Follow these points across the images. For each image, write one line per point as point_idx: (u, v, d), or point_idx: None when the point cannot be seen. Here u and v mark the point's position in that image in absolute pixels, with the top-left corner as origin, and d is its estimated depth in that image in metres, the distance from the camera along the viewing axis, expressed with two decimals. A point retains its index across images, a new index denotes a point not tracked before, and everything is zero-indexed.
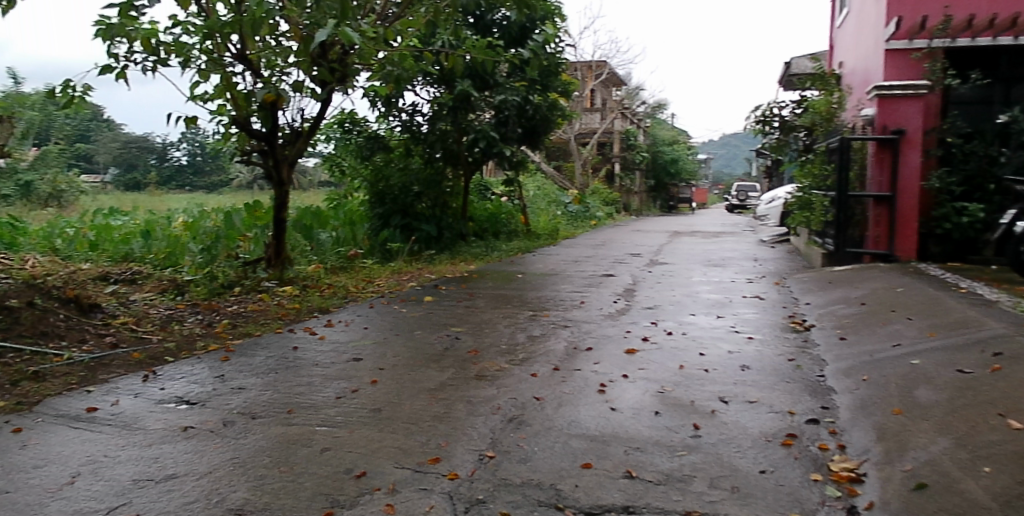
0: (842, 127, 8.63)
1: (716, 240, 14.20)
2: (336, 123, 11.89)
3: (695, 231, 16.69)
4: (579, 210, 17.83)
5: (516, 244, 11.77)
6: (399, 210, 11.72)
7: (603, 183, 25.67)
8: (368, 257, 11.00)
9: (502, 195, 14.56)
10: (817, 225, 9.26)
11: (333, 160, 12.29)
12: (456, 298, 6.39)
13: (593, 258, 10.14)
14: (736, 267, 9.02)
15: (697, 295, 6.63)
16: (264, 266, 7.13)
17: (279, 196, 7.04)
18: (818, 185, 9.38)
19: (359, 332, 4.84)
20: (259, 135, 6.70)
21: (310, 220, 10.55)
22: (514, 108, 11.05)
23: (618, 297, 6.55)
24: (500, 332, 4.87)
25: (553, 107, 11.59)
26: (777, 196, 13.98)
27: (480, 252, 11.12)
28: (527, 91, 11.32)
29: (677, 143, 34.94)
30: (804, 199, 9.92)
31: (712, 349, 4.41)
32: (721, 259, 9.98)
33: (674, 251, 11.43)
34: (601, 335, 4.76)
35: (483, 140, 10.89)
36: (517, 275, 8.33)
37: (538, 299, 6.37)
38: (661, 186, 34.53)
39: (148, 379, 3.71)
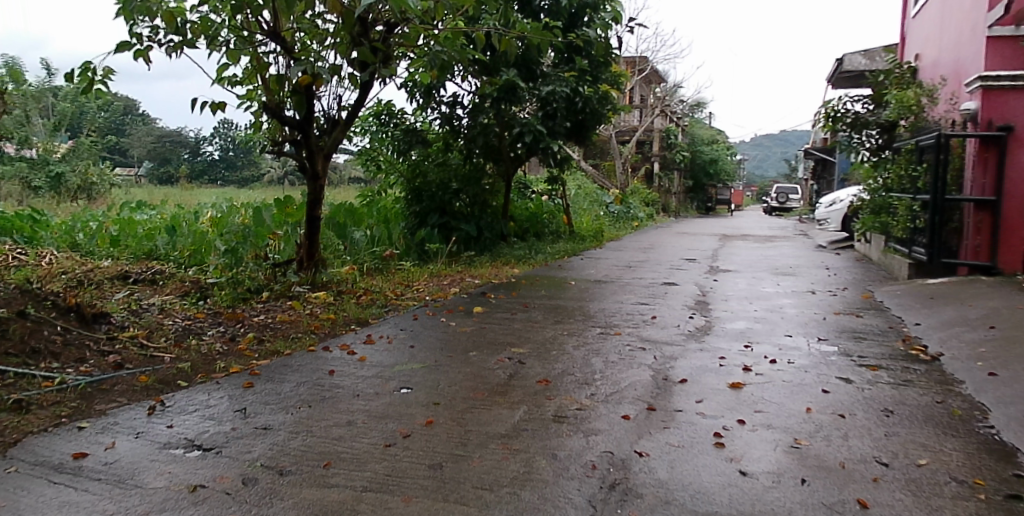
0: (933, 124, 7.58)
1: (771, 244, 13.29)
2: (372, 115, 11.33)
3: (745, 234, 15.81)
4: (621, 211, 17.04)
5: (561, 246, 11.03)
6: (437, 207, 11.11)
7: (643, 183, 24.84)
8: (404, 257, 10.37)
9: (544, 193, 13.83)
10: (898, 232, 8.05)
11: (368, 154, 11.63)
12: (509, 309, 5.64)
13: (647, 263, 9.35)
14: (807, 276, 8.16)
15: (781, 311, 5.80)
16: (295, 268, 6.46)
17: (313, 190, 6.35)
18: (897, 186, 8.20)
19: (405, 351, 4.13)
20: (293, 123, 6.00)
21: (344, 217, 9.95)
22: (562, 101, 10.33)
23: (690, 310, 5.76)
24: (569, 355, 4.13)
25: (604, 100, 10.82)
26: (839, 199, 12.83)
27: (523, 254, 10.47)
28: (577, 82, 10.55)
29: (716, 143, 33.90)
30: (882, 203, 8.98)
31: (835, 386, 3.59)
32: (788, 267, 9.12)
33: (732, 256, 10.58)
34: (694, 363, 3.98)
35: (529, 134, 10.15)
36: (569, 282, 7.58)
37: (601, 312, 5.61)
38: (700, 187, 33.59)
39: (154, 413, 3.05)
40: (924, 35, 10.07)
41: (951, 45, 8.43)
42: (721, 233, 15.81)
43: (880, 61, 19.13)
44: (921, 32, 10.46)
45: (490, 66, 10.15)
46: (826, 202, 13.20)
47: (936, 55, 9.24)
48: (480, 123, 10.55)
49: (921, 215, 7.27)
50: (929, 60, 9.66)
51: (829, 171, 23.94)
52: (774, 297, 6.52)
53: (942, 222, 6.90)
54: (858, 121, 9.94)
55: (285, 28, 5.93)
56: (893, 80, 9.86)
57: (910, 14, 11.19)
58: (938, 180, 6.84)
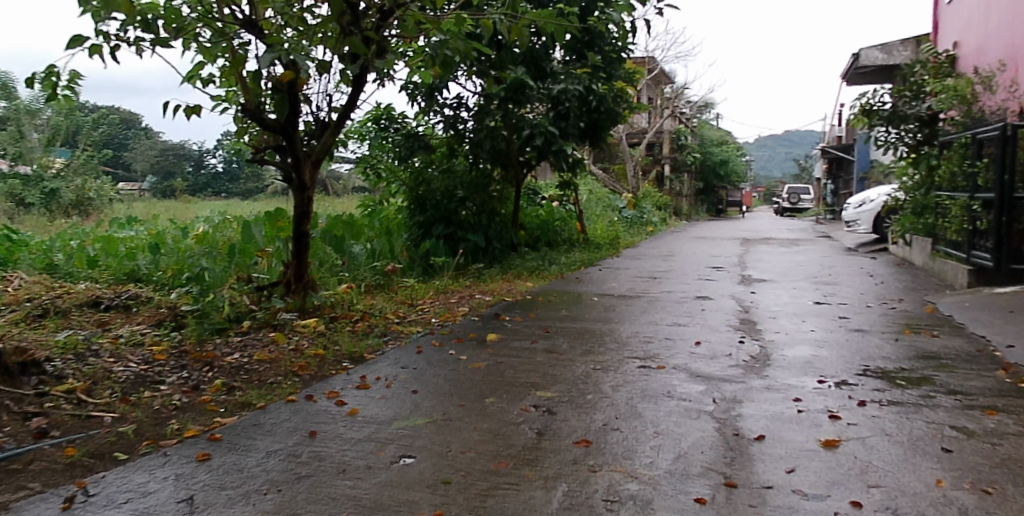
0: (991, 114, 6.70)
1: (797, 247, 12.49)
2: (371, 120, 10.65)
3: (767, 237, 15.03)
4: (634, 215, 16.26)
5: (577, 256, 10.25)
6: (443, 217, 10.38)
7: (654, 186, 24.07)
8: (408, 272, 9.62)
9: (554, 199, 13.03)
10: (953, 234, 7.17)
11: (367, 162, 10.87)
12: (527, 336, 4.87)
13: (672, 274, 8.57)
14: (851, 283, 7.37)
15: (841, 330, 4.99)
16: (282, 292, 5.70)
17: (300, 203, 5.59)
18: (946, 184, 7.29)
19: (405, 402, 3.39)
20: (275, 126, 5.26)
21: (342, 230, 9.24)
22: (575, 99, 9.57)
23: (735, 331, 4.96)
24: (607, 402, 3.35)
25: (619, 98, 10.06)
26: (868, 198, 11.64)
27: (534, 265, 9.72)
28: (590, 79, 9.79)
29: (726, 143, 33.08)
30: (930, 202, 8.16)
31: (955, 437, 2.79)
32: (827, 273, 8.31)
33: (761, 263, 9.78)
34: (765, 410, 3.20)
35: (540, 135, 9.41)
36: (590, 298, 6.81)
37: (633, 337, 4.82)
38: (710, 188, 32.87)
39: (69, 508, 2.25)
40: (956, 21, 9.15)
41: (994, 28, 7.50)
42: (741, 237, 15.00)
43: (898, 54, 18.26)
44: (949, 18, 9.53)
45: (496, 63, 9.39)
46: (854, 203, 11.88)
47: (973, 42, 8.36)
48: (487, 126, 9.88)
49: (981, 216, 6.19)
50: (965, 48, 8.72)
51: (846, 170, 23.08)
52: (826, 312, 5.73)
53: (1010, 224, 5.82)
54: (895, 114, 8.84)
55: (265, 19, 5.22)
56: (930, 68, 8.97)
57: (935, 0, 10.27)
58: (1003, 176, 5.75)
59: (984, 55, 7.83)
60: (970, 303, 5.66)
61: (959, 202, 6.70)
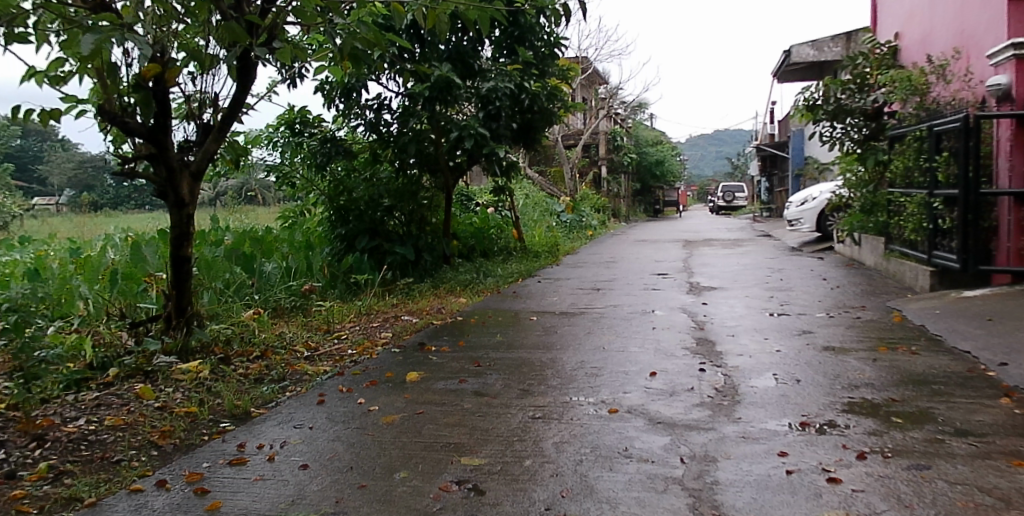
0: (942, 107, 6.34)
1: (740, 248, 12.17)
2: (285, 124, 9.74)
3: (708, 238, 14.73)
4: (573, 219, 15.72)
5: (515, 267, 9.56)
6: (369, 229, 9.63)
7: (592, 188, 23.69)
8: (328, 292, 8.83)
9: (489, 206, 12.30)
10: (906, 234, 6.81)
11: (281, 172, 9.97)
12: (455, 374, 4.11)
13: (617, 283, 7.97)
14: (805, 289, 6.90)
15: (810, 349, 4.42)
16: (161, 328, 4.77)
17: (177, 222, 4.67)
18: (901, 183, 6.94)
19: (286, 486, 2.58)
20: (140, 131, 4.32)
21: (252, 248, 8.43)
22: (507, 98, 8.82)
23: (694, 355, 4.33)
24: (551, 471, 2.62)
25: (553, 96, 9.39)
26: (810, 196, 11.37)
27: (467, 279, 8.96)
28: (521, 77, 9.09)
29: (661, 143, 33.16)
30: (879, 201, 7.83)
31: (993, 508, 2.18)
32: (776, 277, 7.85)
33: (707, 267, 9.32)
34: (749, 474, 2.53)
35: (469, 138, 8.58)
36: (528, 317, 6.10)
37: (578, 369, 4.12)
38: (647, 189, 32.97)
39: None
40: (895, 13, 8.88)
41: (940, 17, 7.19)
42: (682, 239, 14.62)
43: (828, 51, 18.45)
44: (886, 9, 9.28)
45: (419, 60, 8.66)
46: (796, 201, 11.57)
47: (915, 33, 8.08)
48: (412, 128, 9.18)
49: (946, 212, 5.86)
50: (907, 39, 8.44)
51: (779, 167, 23.28)
52: (788, 326, 5.18)
53: (976, 221, 5.50)
54: (840, 109, 8.53)
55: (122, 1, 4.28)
56: (871, 60, 8.67)
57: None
58: (967, 170, 5.49)
59: (930, 46, 7.52)
60: (939, 310, 5.21)
61: (920, 198, 6.36)
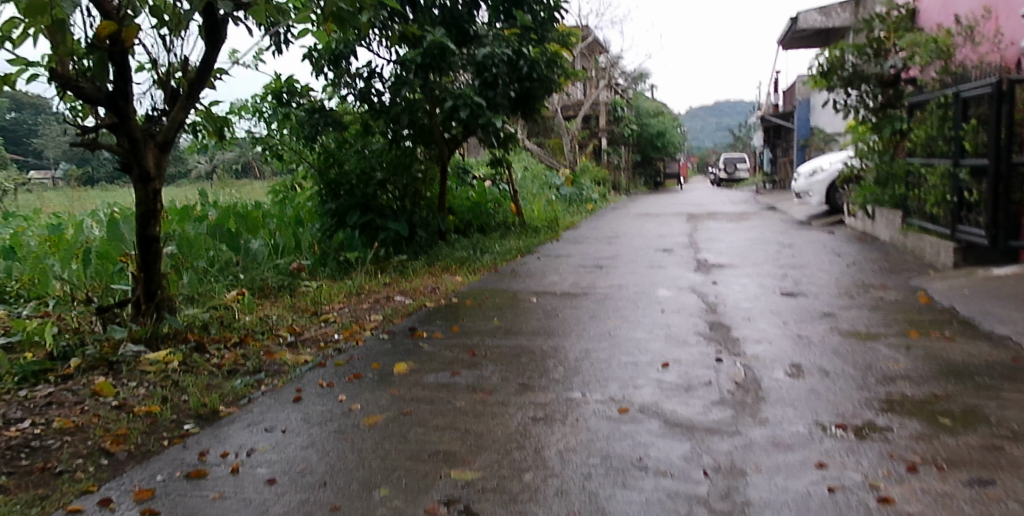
0: (971, 71, 5.86)
1: (746, 222, 11.77)
2: (270, 94, 9.28)
3: (712, 212, 14.32)
4: (573, 192, 15.27)
5: (513, 243, 9.16)
6: (361, 203, 9.23)
7: (592, 160, 23.17)
8: (318, 269, 8.46)
9: (487, 179, 11.84)
10: (928, 207, 6.39)
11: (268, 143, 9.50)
12: (447, 365, 3.75)
13: (620, 260, 7.58)
14: (820, 266, 6.51)
15: (835, 335, 4.04)
16: (130, 314, 4.40)
17: (143, 199, 4.27)
18: (921, 154, 6.51)
19: (247, 506, 2.21)
20: (97, 98, 3.89)
21: (237, 223, 8.02)
22: (504, 65, 8.31)
23: (709, 344, 3.95)
24: (555, 489, 2.25)
25: (553, 63, 8.81)
26: (820, 168, 10.92)
27: (463, 257, 8.57)
28: (519, 43, 8.57)
29: (662, 114, 32.52)
30: (897, 173, 7.40)
31: None
32: (788, 253, 7.45)
33: (714, 243, 8.92)
34: (785, 493, 2.16)
35: (464, 107, 8.02)
36: (528, 298, 5.73)
37: (582, 360, 3.75)
38: (647, 161, 32.45)
39: None
40: None
41: None
42: (685, 212, 14.20)
43: (836, 16, 17.82)
44: None
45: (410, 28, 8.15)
46: (804, 172, 11.14)
47: None
48: (404, 97, 8.71)
49: (975, 184, 5.39)
50: (926, 1, 7.92)
51: (784, 138, 22.74)
52: (807, 308, 4.80)
53: (1009, 194, 5.03)
54: (857, 74, 8.04)
55: None
56: (888, 24, 8.16)
57: None
58: (1000, 138, 4.96)
59: (954, 5, 6.99)
60: (969, 291, 4.83)
61: (942, 168, 5.88)
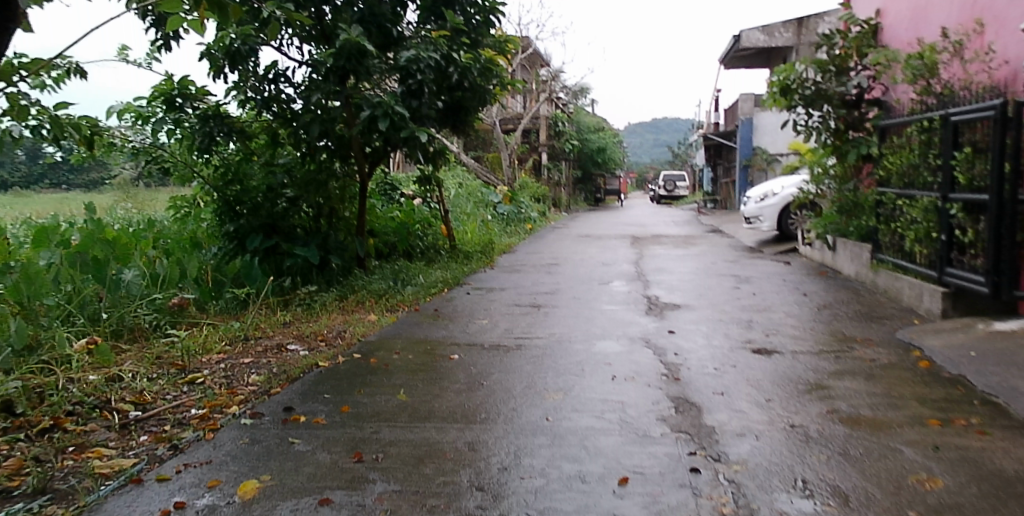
0: (958, 92, 5.15)
1: (693, 247, 11.03)
2: (158, 98, 7.68)
3: (657, 234, 13.62)
4: (511, 211, 14.32)
5: (441, 272, 8.09)
6: (265, 225, 8.00)
7: (532, 176, 22.33)
8: (208, 305, 7.18)
9: (415, 197, 10.71)
10: (905, 244, 5.66)
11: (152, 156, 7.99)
12: (320, 476, 2.68)
13: (560, 297, 6.60)
14: (788, 310, 5.66)
15: (838, 425, 3.12)
16: None
17: None
18: (900, 183, 5.75)
19: None
20: None
21: (102, 249, 6.55)
22: (431, 71, 7.02)
23: (678, 440, 2.96)
24: None
25: (488, 71, 7.71)
26: (771, 191, 10.26)
27: (380, 290, 7.38)
28: (449, 46, 7.32)
29: (603, 130, 32.10)
30: (864, 202, 6.70)
31: None
32: (747, 290, 6.60)
33: (664, 273, 8.06)
34: None
35: (384, 118, 6.78)
36: (451, 354, 4.64)
37: (508, 472, 2.69)
38: (587, 176, 32.00)
39: None
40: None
41: None
42: (628, 234, 13.41)
43: (779, 36, 17.56)
44: None
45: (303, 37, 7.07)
46: (755, 196, 10.47)
47: (903, 9, 6.90)
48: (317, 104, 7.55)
49: (969, 221, 4.67)
50: (890, 17, 7.27)
51: (726, 157, 22.46)
52: (789, 376, 3.89)
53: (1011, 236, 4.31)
54: (821, 92, 7.28)
55: None
56: (850, 39, 7.46)
57: None
58: (994, 169, 4.28)
59: (924, 23, 6.34)
60: (974, 354, 4.02)
61: (929, 200, 5.17)
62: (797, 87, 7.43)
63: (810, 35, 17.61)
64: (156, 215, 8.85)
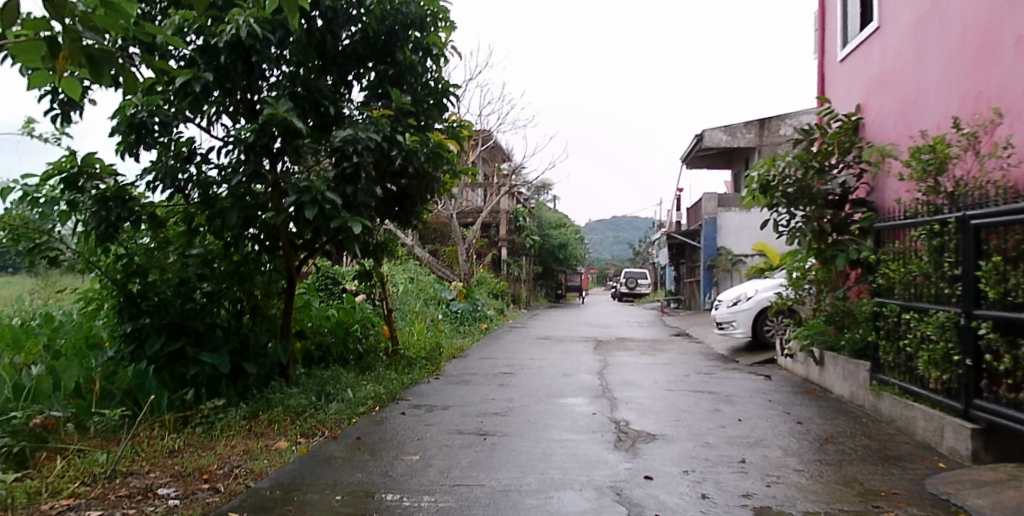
0: (969, 188, 4.57)
1: (662, 353, 10.12)
2: (56, 176, 6.40)
3: (621, 337, 12.73)
4: (465, 308, 13.32)
5: (376, 382, 6.95)
6: (171, 325, 6.86)
7: (490, 272, 21.47)
8: (86, 422, 5.82)
9: (358, 293, 9.70)
10: (919, 366, 4.83)
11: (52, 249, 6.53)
12: None
13: (513, 419, 5.52)
14: (785, 445, 4.66)
15: None
16: None
17: None
18: (906, 293, 5.09)
19: None
20: None
21: None
22: (371, 153, 6.19)
23: None
24: None
25: (439, 157, 6.92)
26: (744, 294, 9.54)
27: (298, 408, 6.17)
28: (393, 127, 6.53)
29: (565, 226, 31.80)
30: (863, 314, 5.98)
31: None
32: (733, 414, 5.61)
33: (634, 388, 7.05)
34: None
35: (311, 205, 5.84)
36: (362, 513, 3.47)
37: None
38: (547, 272, 31.50)
39: None
40: (858, 82, 7.48)
41: (937, 79, 5.63)
42: (591, 337, 12.48)
43: (740, 136, 18.74)
44: (847, 80, 7.82)
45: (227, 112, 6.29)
46: (727, 300, 9.74)
47: (892, 102, 6.61)
48: (240, 189, 6.60)
49: (1002, 344, 3.84)
50: (876, 111, 6.98)
51: (689, 256, 22.20)
52: None
53: None
54: (806, 189, 6.82)
55: None
56: (830, 136, 7.11)
57: (819, 59, 8.73)
58: None
59: (918, 114, 6.00)
60: None
61: (947, 315, 4.39)
62: (780, 183, 6.96)
63: (771, 137, 18.70)
64: (59, 314, 7.62)
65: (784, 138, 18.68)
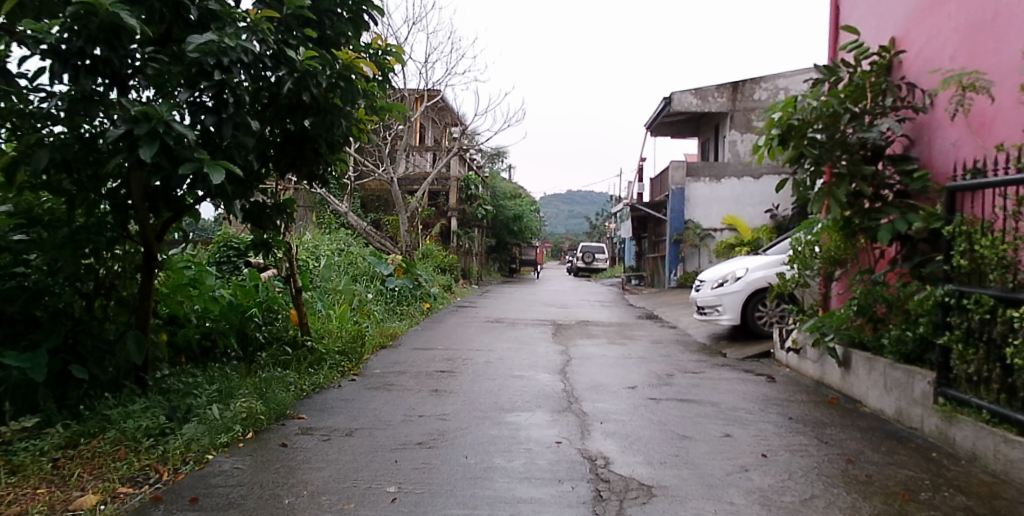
0: None
1: (633, 342, 8.54)
2: None
3: (584, 321, 11.14)
4: (405, 285, 11.49)
5: (266, 387, 5.11)
6: None
7: (438, 244, 19.64)
8: None
9: (265, 268, 7.79)
10: None
11: None
12: None
13: (446, 455, 3.80)
14: (852, 512, 3.04)
15: None
16: None
17: None
18: (1008, 280, 3.62)
19: None
20: None
21: None
22: (244, 69, 4.25)
23: None
24: None
25: (353, 92, 4.89)
26: (731, 272, 8.01)
27: (129, 433, 4.14)
28: (281, 38, 4.57)
29: (520, 198, 30.07)
30: (925, 307, 4.47)
31: None
32: (752, 447, 3.98)
33: (611, 396, 5.40)
34: None
35: (148, 141, 3.87)
36: None
37: None
38: (501, 244, 29.93)
39: None
40: (896, 11, 5.88)
41: None
42: (549, 321, 10.83)
43: (712, 101, 17.51)
44: (878, 9, 6.23)
45: (39, 10, 4.15)
46: (711, 280, 8.21)
47: (950, 29, 5.04)
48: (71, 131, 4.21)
49: None
50: (924, 45, 5.41)
51: (653, 230, 20.83)
52: None
53: None
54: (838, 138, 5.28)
55: None
56: (860, 73, 5.59)
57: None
58: None
59: (995, 38, 4.44)
60: None
61: None
62: (808, 128, 5.35)
63: (744, 100, 17.52)
64: None
65: (758, 103, 17.48)
